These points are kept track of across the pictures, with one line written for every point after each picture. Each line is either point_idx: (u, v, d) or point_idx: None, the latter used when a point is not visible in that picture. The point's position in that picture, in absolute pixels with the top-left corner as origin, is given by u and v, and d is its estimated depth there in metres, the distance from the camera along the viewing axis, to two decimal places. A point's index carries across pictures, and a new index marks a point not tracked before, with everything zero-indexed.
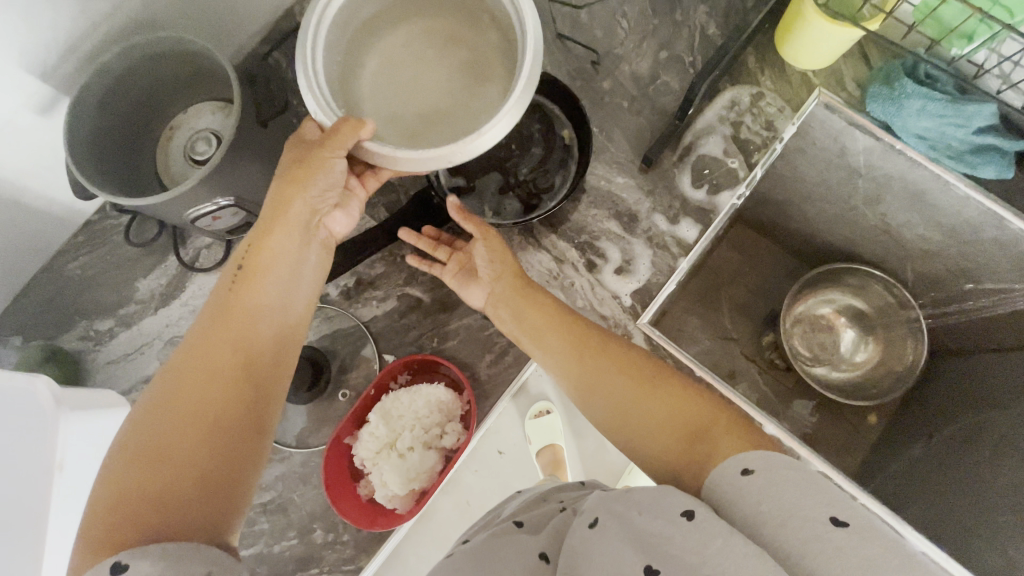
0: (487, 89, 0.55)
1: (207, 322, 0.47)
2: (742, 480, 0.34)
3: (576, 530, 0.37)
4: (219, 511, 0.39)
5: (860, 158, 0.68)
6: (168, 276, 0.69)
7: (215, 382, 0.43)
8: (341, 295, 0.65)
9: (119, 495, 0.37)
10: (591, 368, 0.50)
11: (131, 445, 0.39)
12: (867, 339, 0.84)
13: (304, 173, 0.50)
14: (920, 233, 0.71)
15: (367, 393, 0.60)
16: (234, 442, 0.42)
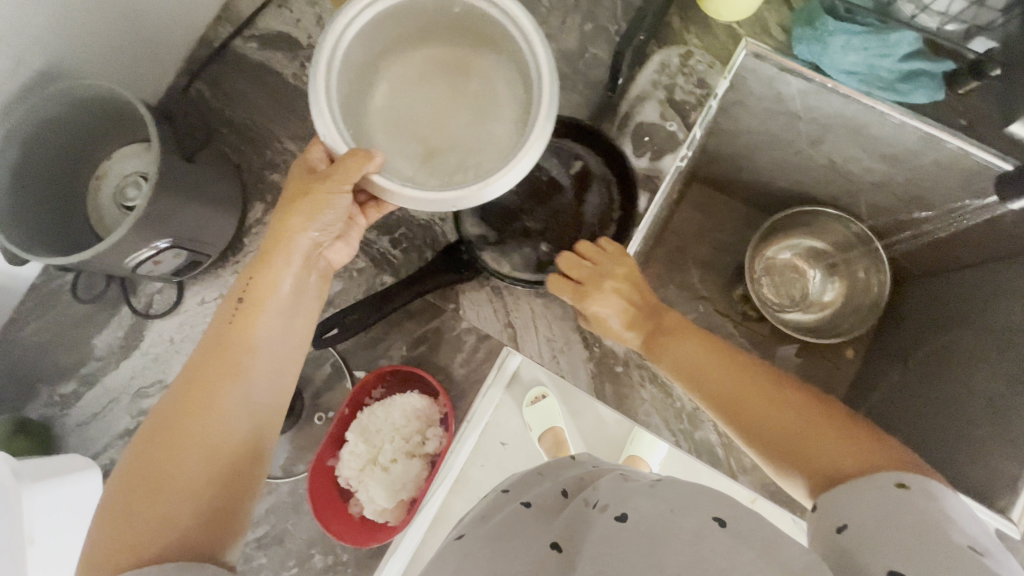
0: (496, 123, 0.46)
1: (205, 349, 0.45)
2: (854, 508, 0.37)
3: (601, 521, 0.41)
4: (217, 535, 0.40)
5: (796, 101, 0.68)
6: (124, 328, 0.67)
7: (213, 411, 0.42)
8: None
9: (118, 522, 0.38)
10: (726, 382, 0.48)
11: (132, 472, 0.40)
12: (832, 276, 0.86)
13: (308, 207, 0.47)
14: (866, 166, 0.72)
15: (341, 412, 0.60)
16: (231, 468, 0.42)
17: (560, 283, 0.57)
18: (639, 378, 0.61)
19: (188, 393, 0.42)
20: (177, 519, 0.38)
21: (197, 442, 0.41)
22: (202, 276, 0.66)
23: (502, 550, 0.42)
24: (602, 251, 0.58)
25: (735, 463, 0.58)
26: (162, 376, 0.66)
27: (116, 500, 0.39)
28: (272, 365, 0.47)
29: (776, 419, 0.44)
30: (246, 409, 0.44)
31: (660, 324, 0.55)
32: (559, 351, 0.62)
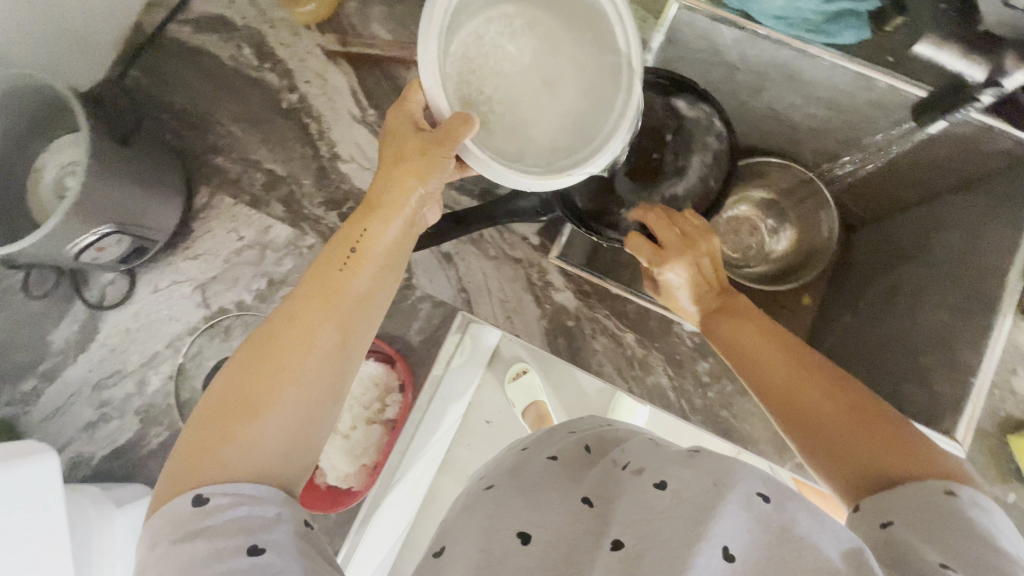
0: (565, 103, 0.53)
1: (303, 290, 0.48)
2: (899, 509, 0.39)
3: (641, 486, 0.44)
4: (298, 466, 0.44)
5: (732, 51, 0.69)
6: (80, 321, 0.67)
7: (301, 353, 0.45)
8: (255, 299, 0.65)
9: (217, 431, 0.42)
10: (774, 363, 0.48)
11: (234, 388, 0.43)
12: (783, 224, 0.87)
13: (419, 165, 0.50)
14: (806, 112, 0.73)
15: None
16: (311, 408, 0.44)
17: (640, 241, 0.55)
18: (590, 330, 0.62)
19: (281, 333, 0.45)
20: (268, 446, 0.42)
21: (283, 377, 0.44)
22: (154, 263, 0.66)
23: (531, 504, 0.47)
24: (691, 223, 0.56)
25: (685, 405, 0.60)
26: (122, 366, 0.66)
27: (211, 414, 0.43)
28: (356, 317, 0.48)
29: (817, 408, 0.45)
30: (339, 361, 0.46)
31: (723, 304, 0.55)
32: (513, 312, 0.63)
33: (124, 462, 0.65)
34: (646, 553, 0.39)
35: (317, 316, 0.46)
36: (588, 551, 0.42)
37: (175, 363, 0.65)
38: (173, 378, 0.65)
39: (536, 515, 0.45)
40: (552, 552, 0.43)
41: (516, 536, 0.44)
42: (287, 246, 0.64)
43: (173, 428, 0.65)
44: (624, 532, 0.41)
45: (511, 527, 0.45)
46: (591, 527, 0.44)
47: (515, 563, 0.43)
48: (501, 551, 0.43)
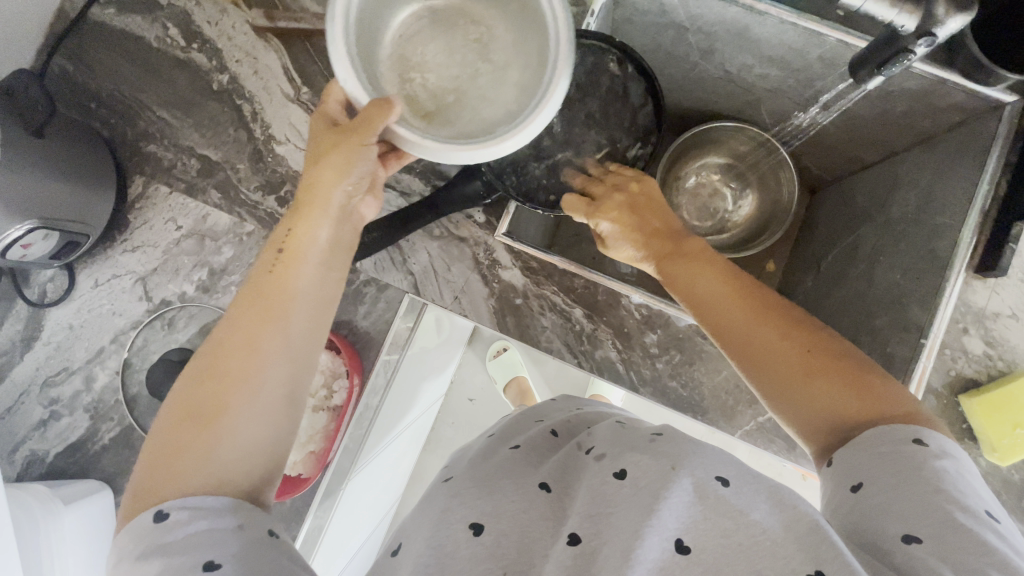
0: (501, 74, 0.50)
1: (246, 293, 0.46)
2: (866, 467, 0.39)
3: (602, 473, 0.44)
4: (262, 477, 0.41)
5: (679, 11, 0.66)
6: (22, 320, 0.65)
7: (252, 352, 0.43)
8: (200, 289, 0.65)
9: (171, 443, 0.39)
10: (735, 312, 0.47)
11: (188, 397, 0.41)
12: (745, 189, 0.86)
13: (349, 155, 0.49)
14: (758, 72, 0.71)
15: None
16: (272, 410, 0.42)
17: (574, 199, 0.59)
18: (538, 307, 0.61)
19: (231, 335, 0.44)
20: (226, 453, 0.39)
21: (235, 379, 0.42)
22: (93, 257, 0.65)
23: (483, 489, 0.46)
24: (620, 175, 0.61)
25: (635, 376, 0.60)
26: (69, 362, 0.65)
27: (162, 428, 0.40)
28: (305, 314, 0.47)
29: (781, 356, 0.44)
30: (290, 359, 0.44)
31: (673, 249, 0.54)
32: (460, 291, 0.62)
33: (77, 459, 0.64)
34: (603, 548, 0.39)
35: (265, 313, 0.45)
36: (544, 540, 0.42)
37: (121, 356, 0.65)
38: (119, 373, 0.64)
39: (493, 502, 0.44)
40: (504, 542, 0.42)
41: (468, 527, 0.43)
42: (229, 235, 0.64)
43: (123, 423, 0.64)
44: (581, 525, 0.41)
45: (462, 518, 0.43)
46: (549, 516, 0.44)
47: (466, 558, 0.41)
48: (451, 546, 0.42)
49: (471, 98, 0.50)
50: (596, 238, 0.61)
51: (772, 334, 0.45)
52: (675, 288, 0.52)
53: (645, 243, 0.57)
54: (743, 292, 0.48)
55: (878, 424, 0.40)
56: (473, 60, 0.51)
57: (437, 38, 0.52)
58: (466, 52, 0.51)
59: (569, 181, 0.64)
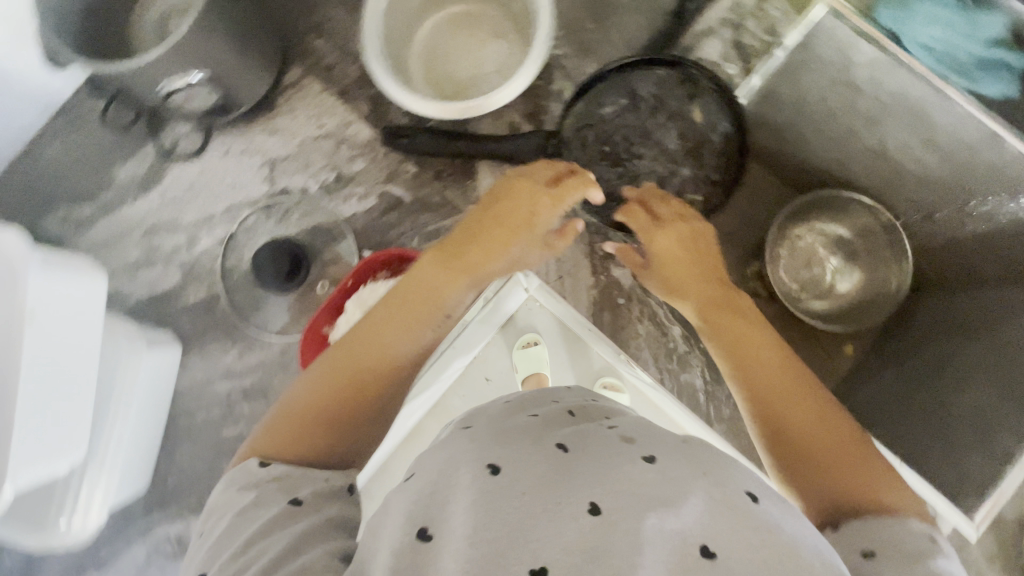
0: (509, 64, 0.63)
1: (422, 271, 0.46)
2: (883, 545, 0.31)
3: (626, 450, 0.30)
4: (366, 455, 0.40)
5: (863, 72, 0.65)
6: (148, 164, 0.67)
7: (408, 334, 0.42)
8: (321, 189, 0.66)
9: (316, 396, 0.39)
10: (761, 361, 0.42)
11: (337, 382, 0.39)
12: (852, 265, 0.82)
13: (506, 213, 0.49)
14: (917, 157, 0.69)
15: (345, 284, 0.61)
16: (402, 390, 0.41)
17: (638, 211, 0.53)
18: (638, 313, 0.62)
19: (399, 310, 0.43)
20: (336, 447, 0.38)
21: (387, 355, 0.41)
22: (233, 127, 0.66)
23: (489, 441, 0.32)
24: (683, 209, 0.54)
25: (712, 412, 0.59)
26: (179, 217, 0.66)
27: (313, 373, 0.40)
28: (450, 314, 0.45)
29: (796, 412, 0.39)
30: (426, 349, 0.43)
31: (729, 298, 0.48)
32: (566, 274, 0.63)
33: (159, 309, 0.66)
34: (627, 523, 0.25)
35: (408, 324, 0.43)
36: (549, 495, 0.27)
37: (230, 227, 0.66)
38: (224, 242, 0.65)
39: (506, 451, 0.30)
40: (524, 481, 0.28)
41: (484, 465, 0.29)
42: (365, 147, 0.65)
43: (212, 290, 0.65)
44: (604, 495, 0.27)
45: (479, 456, 0.29)
46: (556, 472, 0.28)
47: (473, 497, 0.27)
48: (462, 486, 0.28)
49: (482, 83, 0.63)
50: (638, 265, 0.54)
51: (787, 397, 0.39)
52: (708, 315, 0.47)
53: (677, 279, 0.50)
54: (776, 342, 0.43)
55: (886, 510, 0.34)
56: (489, 53, 0.64)
57: (462, 31, 0.64)
58: (484, 45, 0.64)
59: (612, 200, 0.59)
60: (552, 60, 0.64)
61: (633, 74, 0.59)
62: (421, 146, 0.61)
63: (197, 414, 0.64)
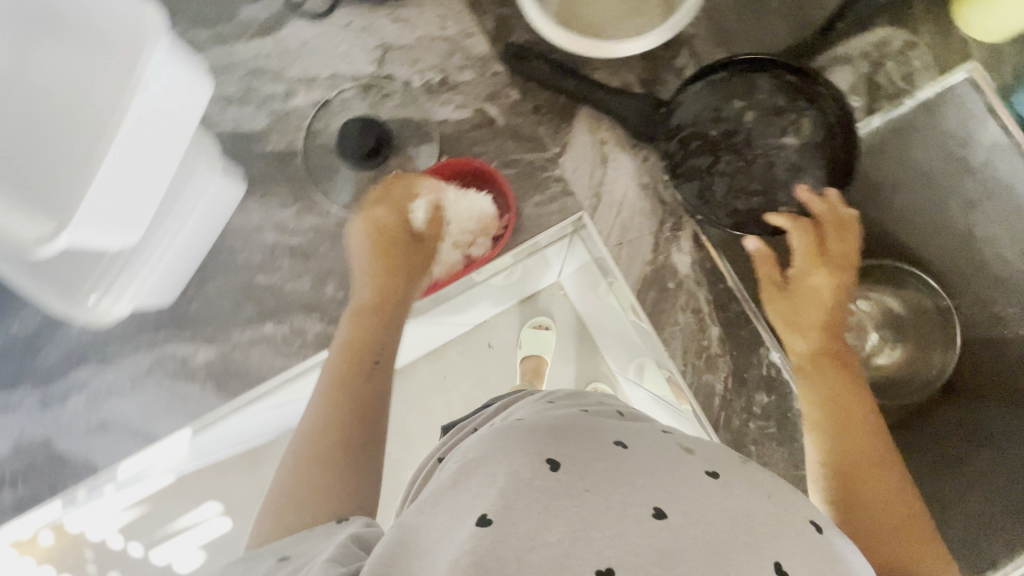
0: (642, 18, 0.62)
1: (357, 324, 0.55)
2: None
3: (685, 459, 0.37)
4: (352, 483, 0.45)
5: (980, 152, 0.62)
6: (270, 12, 0.68)
7: (352, 376, 0.51)
8: (423, 87, 0.67)
9: (299, 491, 0.44)
10: (855, 417, 0.47)
11: (311, 468, 0.45)
12: (894, 343, 0.72)
13: (411, 264, 0.58)
14: (1004, 255, 0.64)
15: (417, 176, 0.62)
16: (369, 413, 0.49)
17: (801, 229, 0.55)
18: (683, 303, 0.60)
19: (348, 368, 0.51)
20: (316, 507, 0.43)
21: (344, 402, 0.49)
22: (362, 2, 0.67)
23: (552, 437, 0.37)
24: (844, 251, 0.55)
25: (722, 418, 0.59)
26: (284, 71, 0.68)
27: (299, 468, 0.46)
28: (384, 327, 0.55)
29: (866, 469, 0.44)
30: (374, 359, 0.52)
31: (842, 353, 0.52)
32: (626, 241, 0.62)
33: (234, 148, 0.67)
34: (698, 532, 0.31)
35: (346, 371, 0.51)
36: (619, 486, 0.33)
37: (326, 95, 0.67)
38: (319, 106, 0.67)
39: (572, 449, 0.36)
40: (586, 480, 0.33)
41: (544, 460, 0.34)
42: (478, 62, 0.66)
43: (290, 147, 0.67)
44: (672, 504, 0.32)
45: (538, 452, 0.35)
46: (624, 468, 0.35)
47: (540, 488, 0.32)
48: (529, 476, 0.33)
49: (610, 28, 0.62)
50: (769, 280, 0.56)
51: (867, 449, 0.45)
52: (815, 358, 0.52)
53: (803, 310, 0.54)
54: (869, 408, 0.48)
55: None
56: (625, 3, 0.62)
57: None
58: None
59: (705, 191, 0.59)
60: (682, 36, 0.64)
61: (759, 76, 0.60)
62: (536, 74, 0.62)
63: (237, 254, 0.65)
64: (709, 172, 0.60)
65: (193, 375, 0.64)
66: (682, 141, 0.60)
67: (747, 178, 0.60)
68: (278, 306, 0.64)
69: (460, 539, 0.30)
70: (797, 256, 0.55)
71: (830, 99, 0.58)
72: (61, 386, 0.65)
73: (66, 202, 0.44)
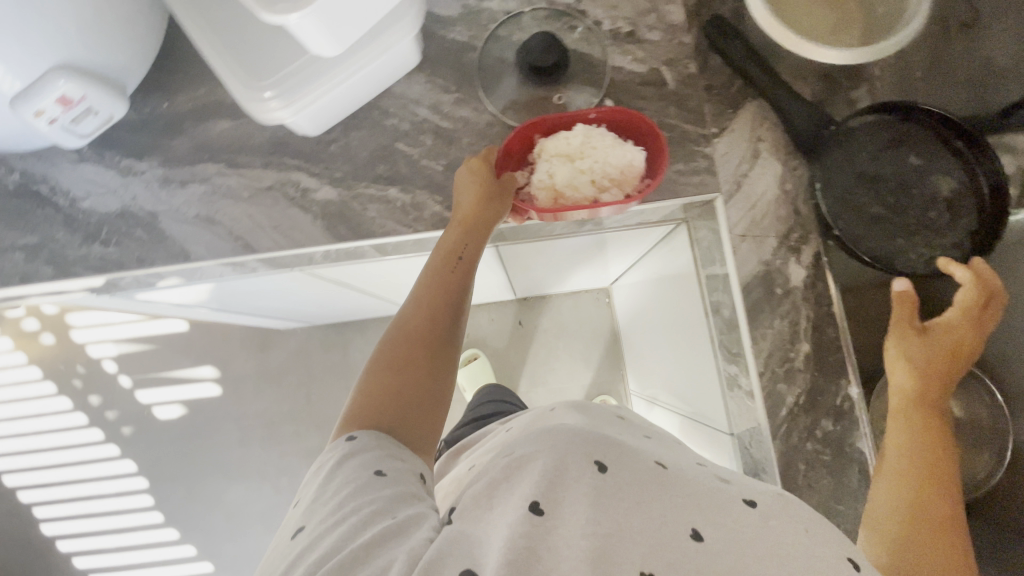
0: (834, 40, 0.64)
1: (448, 244, 0.60)
2: None
3: (724, 492, 0.43)
4: (420, 408, 0.52)
5: None
6: None
7: (431, 299, 0.57)
8: (610, 32, 0.69)
9: (378, 399, 0.51)
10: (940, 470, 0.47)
11: (392, 358, 0.54)
12: None
13: (501, 200, 0.61)
14: None
15: (585, 112, 0.63)
16: (441, 337, 0.56)
17: (967, 293, 0.53)
18: (783, 310, 0.62)
19: (429, 291, 0.58)
20: (393, 413, 0.50)
21: (423, 325, 0.56)
22: None
23: (601, 441, 0.46)
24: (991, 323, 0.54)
25: (782, 428, 0.60)
26: None
27: (372, 381, 0.52)
28: (468, 258, 0.60)
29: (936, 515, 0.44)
30: (455, 284, 0.58)
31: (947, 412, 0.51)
32: (750, 236, 0.63)
33: None
34: (725, 551, 0.37)
35: (431, 289, 0.58)
36: (656, 494, 0.41)
37: (520, 7, 0.70)
38: (509, 14, 0.69)
39: (619, 460, 0.44)
40: (627, 487, 0.42)
41: (593, 463, 0.43)
42: (670, 28, 0.68)
43: (470, 41, 0.69)
44: (704, 522, 0.39)
45: (589, 453, 0.44)
46: (662, 482, 0.43)
47: (587, 483, 0.42)
48: (577, 471, 0.43)
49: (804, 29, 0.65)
50: (909, 322, 0.55)
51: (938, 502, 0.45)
52: (917, 407, 0.51)
53: (933, 359, 0.53)
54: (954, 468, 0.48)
55: None
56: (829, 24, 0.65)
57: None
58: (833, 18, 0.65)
59: (842, 220, 0.60)
60: (868, 73, 0.65)
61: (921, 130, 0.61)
62: (727, 52, 0.64)
63: (387, 116, 0.68)
64: (850, 203, 0.61)
65: (307, 207, 0.66)
66: (837, 158, 0.61)
67: (886, 218, 0.60)
68: (407, 175, 0.67)
69: (516, 519, 0.40)
70: (950, 314, 0.54)
71: (989, 171, 0.58)
72: (185, 172, 0.68)
73: None
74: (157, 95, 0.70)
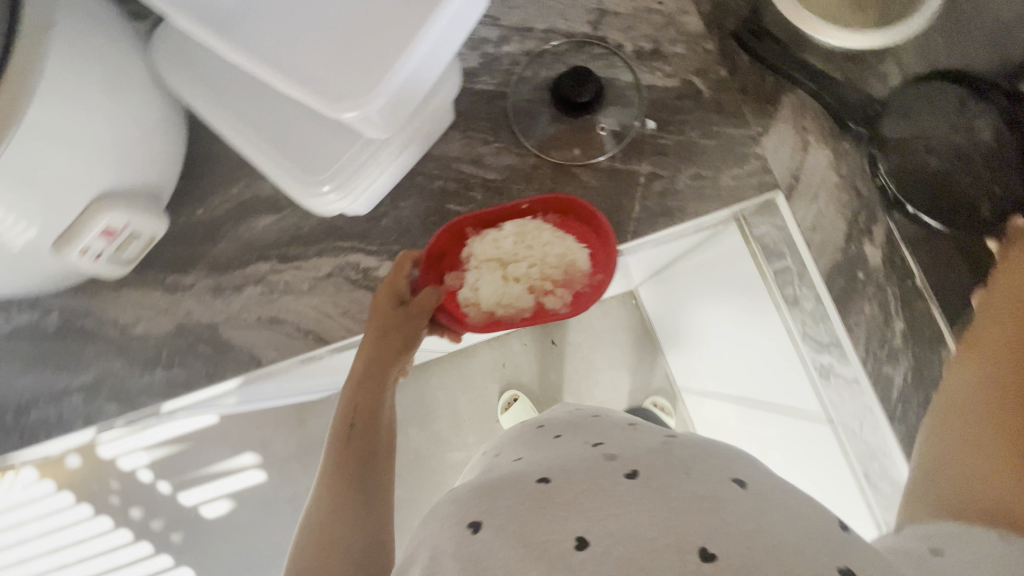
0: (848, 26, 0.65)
1: (350, 395, 0.56)
2: None
3: (607, 466, 0.42)
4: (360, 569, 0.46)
5: None
6: None
7: (332, 446, 0.53)
8: (634, 53, 0.69)
9: None
10: None
11: (310, 539, 0.48)
12: None
13: (406, 334, 0.58)
14: None
15: (519, 204, 0.64)
16: (355, 470, 0.51)
17: None
18: (870, 294, 0.62)
19: (336, 442, 0.53)
20: None
21: (337, 476, 0.51)
22: None
23: (481, 490, 0.43)
24: None
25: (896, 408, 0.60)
26: (500, 16, 0.69)
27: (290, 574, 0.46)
28: (357, 380, 0.57)
29: None
30: (351, 423, 0.54)
31: None
32: (818, 228, 0.64)
33: None
34: (615, 550, 0.35)
35: (339, 435, 0.53)
36: (540, 522, 0.38)
37: (540, 46, 0.69)
38: (530, 55, 0.69)
39: (495, 501, 0.41)
40: (508, 538, 0.38)
41: (466, 525, 0.40)
42: (691, 39, 0.68)
43: (497, 88, 0.69)
44: (592, 531, 0.37)
45: (462, 518, 0.40)
46: (543, 502, 0.39)
47: (464, 554, 0.38)
48: (448, 547, 0.39)
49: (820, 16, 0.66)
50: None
51: (1014, 419, 0.41)
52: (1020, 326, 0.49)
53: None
54: None
55: None
56: None
57: None
58: None
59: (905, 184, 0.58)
60: None
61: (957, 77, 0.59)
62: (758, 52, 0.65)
63: (433, 180, 0.66)
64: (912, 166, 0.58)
65: (372, 287, 0.64)
66: (891, 125, 0.60)
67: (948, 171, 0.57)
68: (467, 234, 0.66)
69: None
70: None
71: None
72: (237, 276, 0.65)
73: (355, 87, 0.46)
74: (188, 204, 0.67)
